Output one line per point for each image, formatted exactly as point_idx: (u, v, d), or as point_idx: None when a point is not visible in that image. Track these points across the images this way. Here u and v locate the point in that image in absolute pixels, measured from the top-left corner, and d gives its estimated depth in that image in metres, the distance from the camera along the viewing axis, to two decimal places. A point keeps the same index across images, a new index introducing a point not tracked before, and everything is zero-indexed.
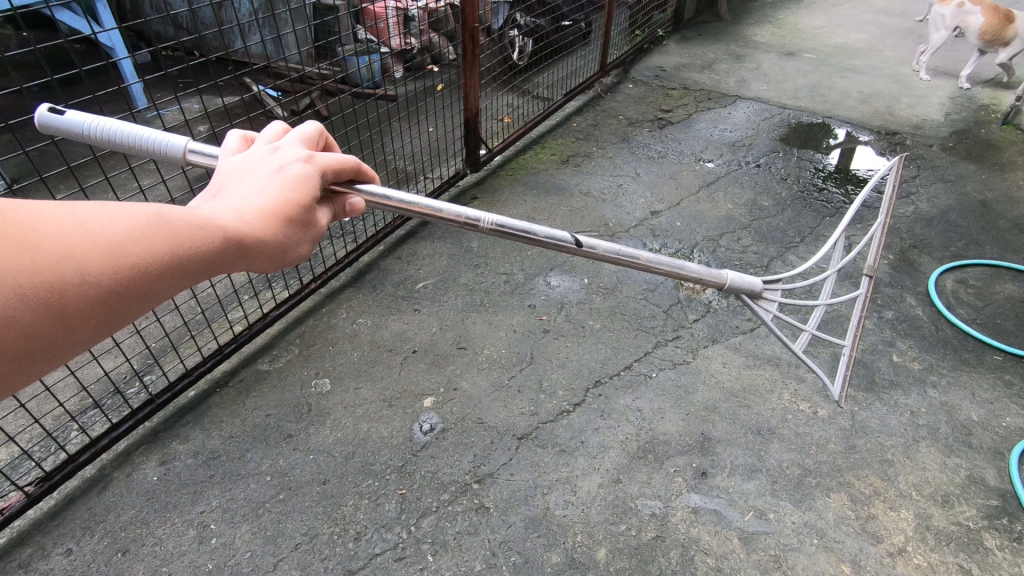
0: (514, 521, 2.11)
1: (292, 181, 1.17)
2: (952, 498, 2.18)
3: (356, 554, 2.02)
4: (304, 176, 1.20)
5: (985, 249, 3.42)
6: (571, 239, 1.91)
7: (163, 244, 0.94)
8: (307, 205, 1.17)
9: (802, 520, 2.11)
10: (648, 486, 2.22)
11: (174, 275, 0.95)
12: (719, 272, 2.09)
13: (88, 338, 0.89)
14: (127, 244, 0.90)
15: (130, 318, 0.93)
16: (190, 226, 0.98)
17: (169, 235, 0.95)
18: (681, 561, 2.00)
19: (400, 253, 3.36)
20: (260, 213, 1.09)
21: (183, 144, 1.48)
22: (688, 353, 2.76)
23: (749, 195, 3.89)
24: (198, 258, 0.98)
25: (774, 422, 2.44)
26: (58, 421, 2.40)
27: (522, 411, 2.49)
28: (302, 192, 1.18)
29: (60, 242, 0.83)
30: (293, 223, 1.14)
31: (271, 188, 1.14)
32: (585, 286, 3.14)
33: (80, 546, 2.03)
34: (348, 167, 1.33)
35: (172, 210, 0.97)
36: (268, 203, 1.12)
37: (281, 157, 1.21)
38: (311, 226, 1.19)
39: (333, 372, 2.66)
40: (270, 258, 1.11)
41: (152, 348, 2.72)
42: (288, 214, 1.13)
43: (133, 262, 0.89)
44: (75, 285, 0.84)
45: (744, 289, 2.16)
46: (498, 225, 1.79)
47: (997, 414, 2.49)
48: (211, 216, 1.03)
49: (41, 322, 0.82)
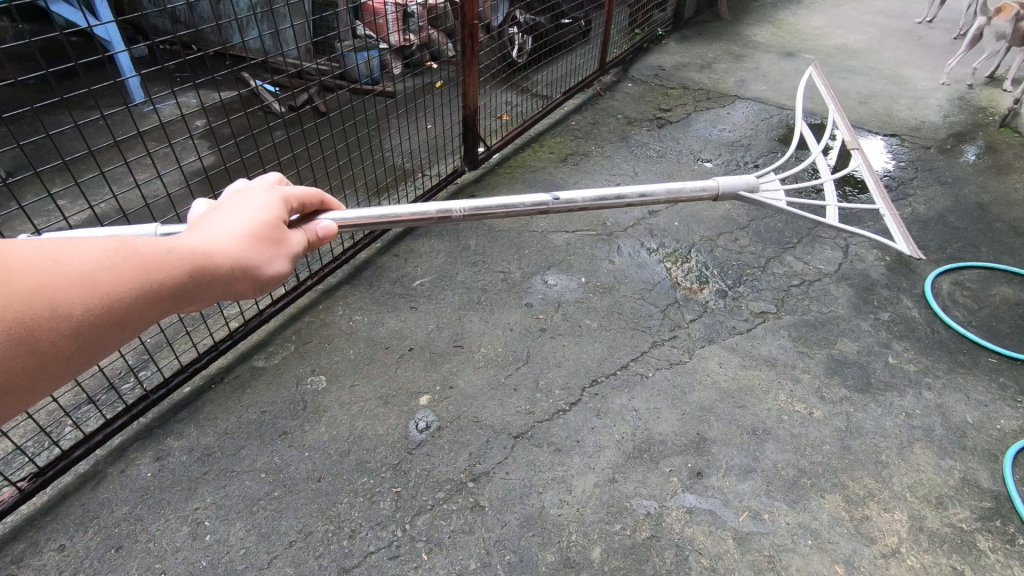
0: (509, 520, 2.10)
1: (259, 208, 1.21)
2: (946, 499, 2.19)
3: (351, 551, 2.01)
4: (269, 204, 1.24)
5: (982, 252, 3.43)
6: (550, 198, 1.91)
7: (134, 269, 0.93)
8: (275, 228, 1.19)
9: (797, 521, 2.11)
10: (644, 485, 2.22)
11: (148, 301, 0.94)
12: (708, 181, 2.09)
13: (64, 370, 0.86)
14: (97, 271, 0.89)
15: (103, 349, 0.91)
16: (161, 251, 0.98)
17: (139, 260, 0.94)
18: (676, 560, 2.00)
19: (397, 250, 3.35)
20: (231, 237, 1.10)
21: (152, 232, 1.55)
22: (685, 352, 2.76)
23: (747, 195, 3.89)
24: (171, 283, 0.97)
25: (769, 423, 2.44)
26: (52, 416, 2.39)
27: (518, 410, 2.49)
28: (269, 217, 1.20)
29: (29, 273, 0.81)
30: (264, 245, 1.14)
31: (238, 218, 1.16)
32: (583, 285, 3.14)
33: (73, 542, 2.02)
34: (311, 197, 1.40)
35: (141, 238, 0.96)
36: (237, 230, 1.12)
37: (244, 193, 1.24)
38: (282, 247, 1.20)
39: (329, 369, 2.66)
40: (245, 279, 1.11)
41: (147, 344, 2.71)
42: (257, 236, 1.14)
43: (103, 289, 0.88)
44: (47, 314, 0.82)
45: (741, 187, 2.15)
46: (472, 209, 1.81)
47: (991, 416, 2.50)
48: (181, 243, 1.03)
49: (13, 353, 0.79)
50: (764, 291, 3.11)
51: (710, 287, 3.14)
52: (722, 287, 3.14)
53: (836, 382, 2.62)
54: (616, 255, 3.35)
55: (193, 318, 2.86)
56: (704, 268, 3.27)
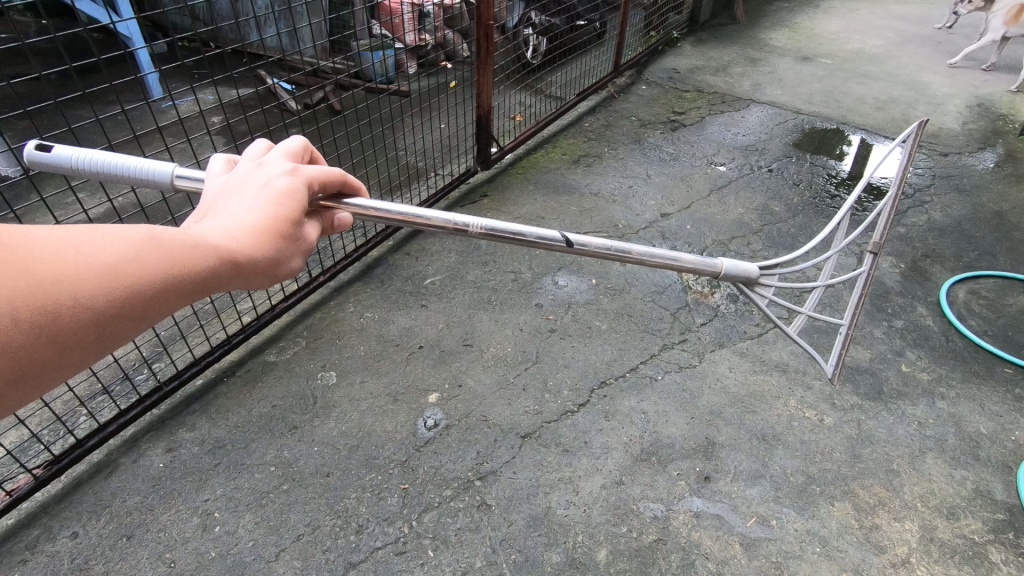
0: (516, 519, 2.11)
1: (282, 192, 1.18)
2: (958, 510, 2.16)
3: (358, 546, 2.03)
4: (292, 186, 1.21)
5: (999, 260, 3.38)
6: (561, 237, 1.92)
7: (153, 263, 0.94)
8: (296, 216, 1.17)
9: (805, 528, 2.10)
10: (651, 488, 2.21)
11: (166, 295, 0.95)
12: (715, 261, 2.09)
13: (82, 360, 0.89)
14: (118, 265, 0.90)
15: (122, 339, 0.93)
16: (182, 244, 0.98)
17: (160, 254, 0.95)
18: (682, 564, 1.99)
19: (408, 249, 3.37)
20: (251, 228, 1.08)
21: (170, 171, 1.51)
22: (695, 356, 2.75)
23: (761, 199, 3.87)
24: (189, 277, 0.98)
25: (778, 428, 2.43)
26: (68, 405, 2.43)
27: (526, 410, 2.49)
28: (291, 203, 1.17)
29: (52, 266, 0.83)
30: (283, 236, 1.13)
31: (260, 203, 1.14)
32: (593, 287, 3.13)
33: (86, 530, 2.05)
34: (333, 177, 1.37)
35: (163, 229, 0.97)
36: (257, 219, 1.11)
37: (267, 172, 1.21)
38: (301, 238, 1.18)
39: (339, 365, 2.67)
40: (263, 273, 1.10)
41: (161, 335, 2.74)
42: (278, 226, 1.12)
43: (123, 282, 0.90)
44: (68, 307, 0.84)
45: (740, 276, 2.15)
46: (488, 229, 1.82)
47: (1006, 427, 2.47)
48: (201, 233, 1.03)
49: (34, 345, 0.82)
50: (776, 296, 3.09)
51: (721, 292, 3.13)
52: (733, 292, 3.13)
53: (848, 390, 2.60)
54: None
55: (207, 311, 2.89)
56: None
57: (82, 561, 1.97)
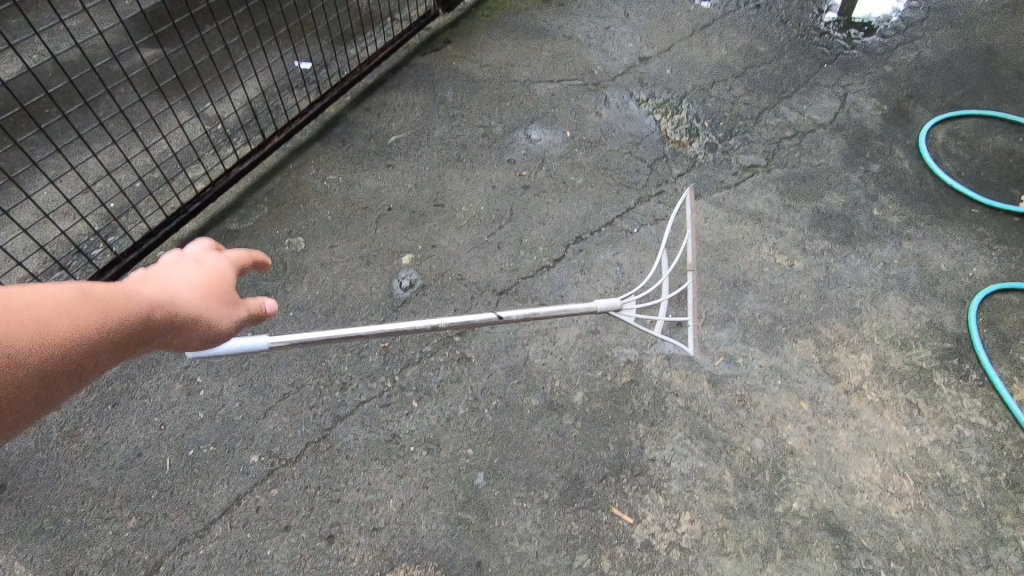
0: (495, 369, 2.18)
1: (208, 269, 1.04)
2: (911, 341, 2.29)
3: (344, 401, 2.09)
4: (222, 272, 1.06)
5: (983, 98, 3.28)
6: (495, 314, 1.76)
7: (83, 320, 0.79)
8: (231, 293, 1.05)
9: (769, 364, 2.21)
10: (625, 335, 2.28)
11: (87, 372, 0.81)
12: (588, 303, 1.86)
13: None
14: (45, 320, 0.75)
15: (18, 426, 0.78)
16: (116, 299, 0.84)
17: (94, 308, 0.81)
18: (653, 401, 2.11)
19: (368, 104, 3.12)
20: (187, 300, 0.96)
21: None
22: (671, 208, 2.71)
23: (746, 39, 3.60)
24: (122, 337, 0.85)
25: (750, 275, 2.47)
26: (23, 282, 2.32)
27: (502, 267, 2.47)
28: (222, 280, 1.05)
29: None
30: (220, 307, 1.02)
31: (192, 278, 1.00)
32: (567, 140, 2.98)
33: (68, 400, 2.06)
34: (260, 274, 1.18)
35: (88, 282, 0.82)
36: (193, 292, 0.98)
37: (190, 253, 1.06)
38: (241, 316, 1.07)
39: (306, 230, 2.57)
40: (192, 343, 0.99)
41: (111, 206, 2.57)
42: (211, 300, 1.00)
43: (46, 345, 0.75)
44: None
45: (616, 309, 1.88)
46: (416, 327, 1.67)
47: (965, 264, 2.55)
48: (132, 291, 0.89)
49: None
50: (755, 144, 2.99)
51: (700, 141, 3.01)
52: (712, 141, 3.01)
53: (819, 235, 2.62)
54: (602, 106, 3.16)
55: (156, 179, 2.69)
56: (694, 120, 3.11)
57: (71, 429, 2.00)
